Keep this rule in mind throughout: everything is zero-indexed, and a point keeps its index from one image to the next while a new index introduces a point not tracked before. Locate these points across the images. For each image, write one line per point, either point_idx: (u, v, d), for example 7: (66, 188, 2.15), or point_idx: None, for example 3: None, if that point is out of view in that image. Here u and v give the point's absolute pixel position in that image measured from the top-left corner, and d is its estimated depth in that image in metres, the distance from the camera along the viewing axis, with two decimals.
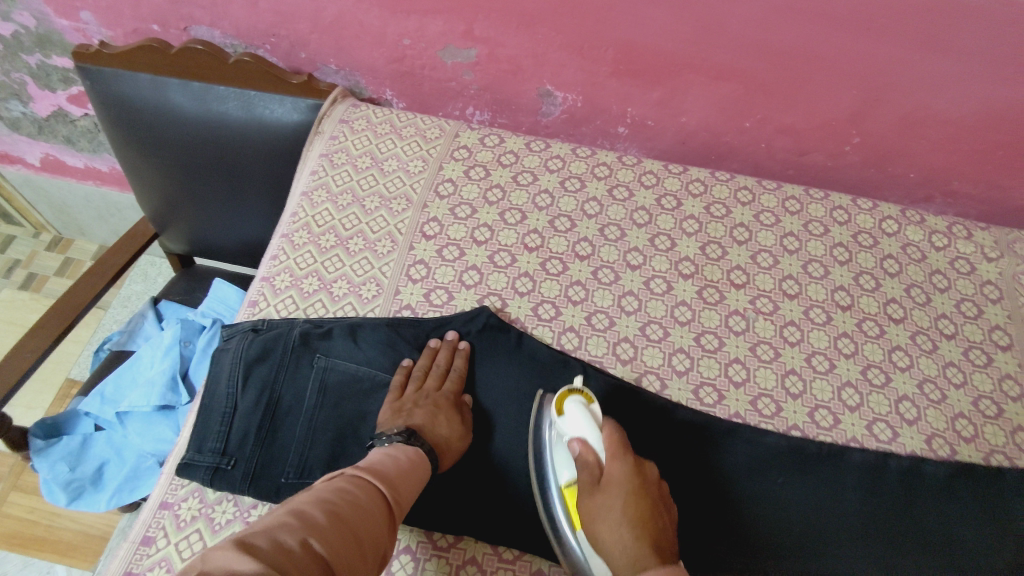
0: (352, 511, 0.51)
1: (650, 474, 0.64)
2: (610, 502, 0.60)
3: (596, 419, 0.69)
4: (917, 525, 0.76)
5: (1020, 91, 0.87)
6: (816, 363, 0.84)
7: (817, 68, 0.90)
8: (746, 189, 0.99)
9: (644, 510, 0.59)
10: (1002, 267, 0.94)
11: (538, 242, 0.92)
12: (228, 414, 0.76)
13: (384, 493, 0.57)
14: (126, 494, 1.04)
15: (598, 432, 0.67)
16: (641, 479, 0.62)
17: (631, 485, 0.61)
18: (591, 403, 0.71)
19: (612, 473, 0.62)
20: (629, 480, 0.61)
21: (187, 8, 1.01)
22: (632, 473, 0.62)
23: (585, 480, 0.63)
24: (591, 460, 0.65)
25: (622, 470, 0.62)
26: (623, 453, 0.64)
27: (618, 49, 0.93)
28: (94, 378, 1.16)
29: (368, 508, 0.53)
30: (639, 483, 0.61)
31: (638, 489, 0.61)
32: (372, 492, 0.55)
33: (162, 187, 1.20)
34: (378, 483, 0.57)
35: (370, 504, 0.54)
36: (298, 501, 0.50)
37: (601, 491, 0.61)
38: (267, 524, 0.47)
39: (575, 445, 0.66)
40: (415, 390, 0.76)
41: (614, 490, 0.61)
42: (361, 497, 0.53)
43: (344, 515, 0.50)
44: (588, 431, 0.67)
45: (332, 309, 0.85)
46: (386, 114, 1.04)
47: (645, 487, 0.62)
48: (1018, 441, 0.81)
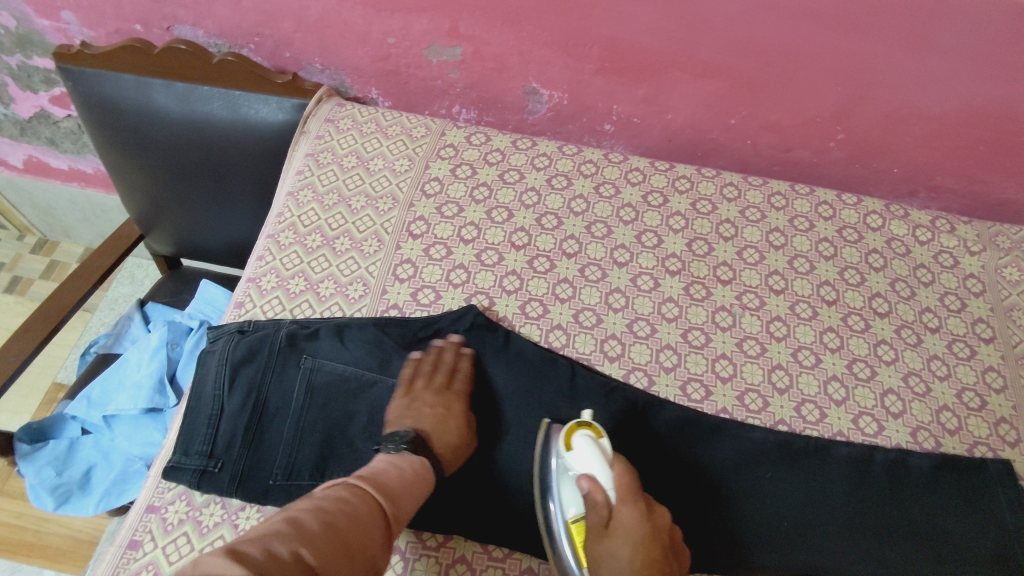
0: (349, 522, 0.53)
1: (660, 517, 0.65)
2: (617, 549, 0.62)
3: (605, 454, 0.68)
4: (904, 517, 0.76)
5: (1000, 86, 0.88)
6: (802, 358, 0.85)
7: (800, 64, 0.90)
8: (732, 185, 1.00)
9: (652, 559, 0.61)
10: (984, 260, 0.95)
11: (525, 240, 0.92)
12: (215, 416, 0.76)
13: (386, 505, 0.57)
14: (114, 497, 1.03)
15: (610, 470, 0.66)
16: (650, 525, 0.63)
17: (641, 532, 0.62)
18: (600, 438, 0.70)
19: (622, 518, 0.63)
20: (638, 527, 0.63)
21: (170, 7, 1.00)
22: (642, 518, 0.63)
23: (594, 521, 0.64)
24: (600, 499, 0.65)
25: (631, 515, 0.63)
26: (632, 496, 0.65)
27: (603, 47, 0.94)
28: (80, 381, 1.15)
29: (366, 519, 0.54)
30: (648, 531, 0.63)
31: (647, 539, 0.62)
32: (373, 503, 0.56)
33: (147, 188, 1.19)
34: (380, 494, 0.58)
35: (368, 515, 0.55)
36: (296, 510, 0.52)
37: (609, 535, 0.63)
38: (263, 531, 0.49)
39: (583, 483, 0.66)
40: (425, 385, 0.76)
41: (623, 537, 0.62)
42: (359, 506, 0.55)
43: (338, 526, 0.52)
44: (598, 469, 0.66)
45: (319, 309, 0.85)
46: (371, 113, 1.04)
47: (654, 533, 0.63)
48: (1002, 433, 0.82)
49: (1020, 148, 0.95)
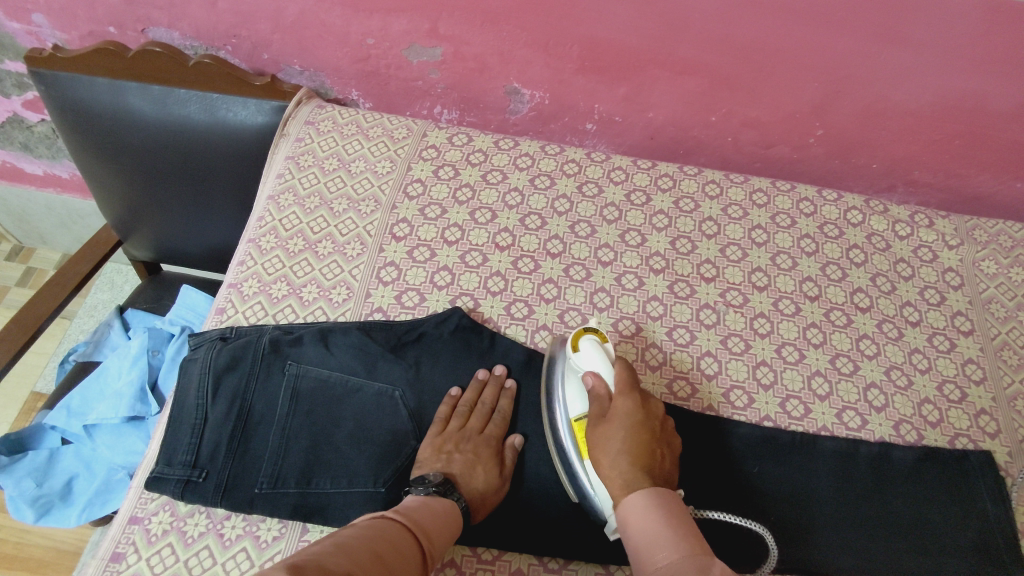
0: (391, 554, 0.52)
1: (656, 408, 0.69)
2: (612, 432, 0.66)
3: (610, 357, 0.73)
4: (889, 510, 0.77)
5: (974, 82, 0.89)
6: (786, 353, 0.85)
7: (779, 61, 0.91)
8: (714, 183, 1.00)
9: (644, 440, 0.66)
10: (962, 254, 0.96)
11: (509, 241, 0.92)
12: (198, 426, 0.75)
13: (421, 544, 0.56)
14: (97, 507, 1.01)
15: (613, 368, 0.71)
16: (645, 412, 0.68)
17: (636, 418, 0.67)
18: (605, 343, 0.75)
19: (619, 406, 0.68)
20: (633, 414, 0.67)
21: (144, 8, 0.98)
22: (638, 409, 0.67)
23: (593, 411, 0.69)
24: (602, 392, 0.69)
25: (628, 404, 0.68)
26: (631, 389, 0.69)
27: (583, 46, 0.94)
28: (59, 390, 1.13)
29: (405, 551, 0.53)
30: (642, 417, 0.67)
31: (642, 424, 0.67)
32: (409, 539, 0.55)
33: (125, 194, 1.18)
34: (414, 532, 0.57)
35: (406, 551, 0.54)
36: (343, 535, 0.51)
37: (607, 421, 0.67)
38: (313, 552, 0.48)
39: (589, 379, 0.70)
40: (458, 428, 0.75)
41: (619, 422, 0.67)
42: (400, 541, 0.54)
43: (384, 556, 0.50)
44: (603, 369, 0.71)
45: (302, 314, 0.84)
46: (352, 114, 1.03)
47: (648, 419, 0.68)
48: (982, 424, 0.83)
49: (994, 143, 0.97)
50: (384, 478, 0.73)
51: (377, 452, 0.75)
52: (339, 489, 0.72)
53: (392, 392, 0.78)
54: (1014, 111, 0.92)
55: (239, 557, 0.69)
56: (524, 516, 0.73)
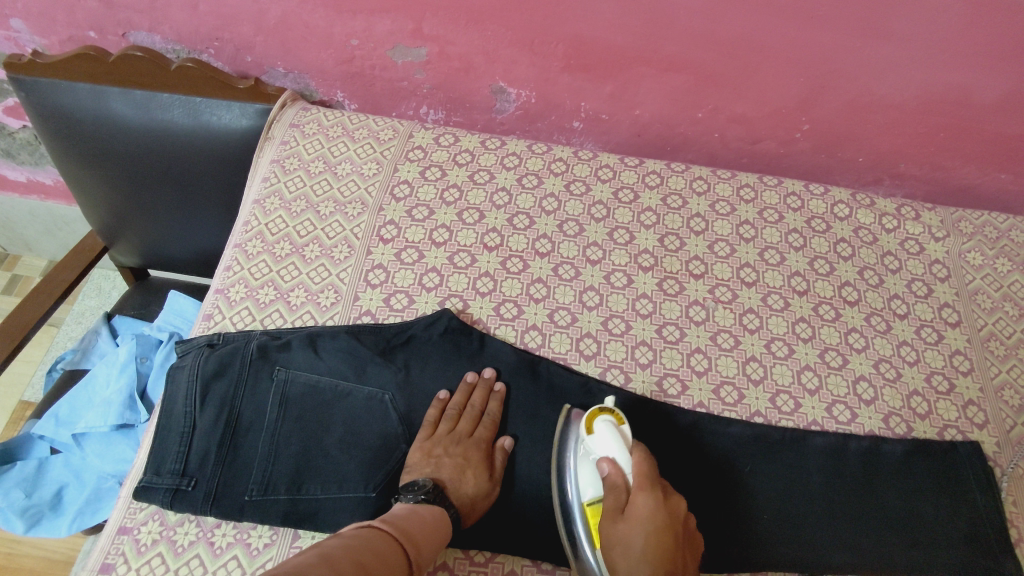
0: (377, 563, 0.51)
1: (679, 507, 0.64)
2: (631, 536, 0.60)
3: (626, 440, 0.69)
4: (879, 504, 0.77)
5: (957, 75, 0.89)
6: (775, 349, 0.86)
7: (764, 57, 0.91)
8: (701, 179, 1.00)
9: (667, 547, 0.59)
10: (948, 245, 0.97)
11: (497, 241, 0.92)
12: (187, 433, 0.74)
13: (407, 551, 0.56)
14: (88, 516, 1.00)
15: (630, 456, 0.67)
16: (668, 514, 0.62)
17: (658, 521, 0.60)
18: (621, 425, 0.71)
19: (639, 504, 0.62)
20: (655, 516, 0.61)
21: (124, 12, 0.97)
22: (659, 507, 0.61)
23: (610, 505, 0.64)
24: (619, 482, 0.65)
25: (649, 503, 0.62)
26: (650, 484, 0.63)
27: (568, 44, 0.93)
28: (47, 399, 1.12)
29: (390, 561, 0.53)
30: (665, 520, 0.61)
31: (665, 529, 0.60)
32: (395, 547, 0.55)
33: (109, 200, 1.16)
34: (400, 539, 0.56)
35: (392, 559, 0.53)
36: (328, 546, 0.50)
37: (625, 519, 0.62)
38: (298, 563, 0.47)
39: (604, 466, 0.66)
40: (447, 431, 0.75)
41: (639, 523, 0.60)
42: (385, 550, 0.54)
43: (369, 567, 0.50)
44: (619, 455, 0.67)
45: (290, 319, 0.84)
46: (337, 117, 1.02)
47: (671, 522, 0.61)
48: (970, 415, 0.83)
49: (979, 135, 0.97)
50: (375, 483, 0.73)
51: (368, 457, 0.74)
52: (329, 495, 0.72)
53: (382, 396, 0.78)
54: (997, 103, 0.92)
55: (231, 565, 0.68)
56: (512, 523, 0.73)
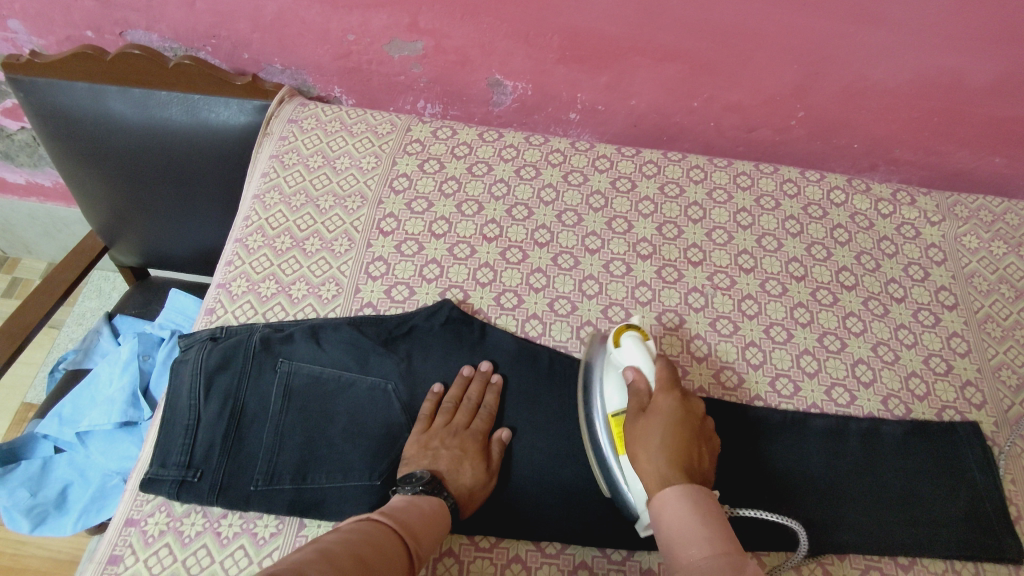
0: (375, 556, 0.52)
1: (697, 408, 0.69)
2: (652, 427, 0.65)
3: (651, 352, 0.72)
4: (879, 482, 0.78)
5: (949, 59, 0.90)
6: (774, 334, 0.86)
7: (757, 45, 0.92)
8: (698, 167, 1.01)
9: (683, 438, 0.64)
10: (944, 229, 0.98)
11: (496, 232, 0.92)
12: (191, 426, 0.75)
13: (406, 543, 0.57)
14: (93, 514, 1.00)
15: (654, 364, 0.70)
16: (687, 412, 0.67)
17: (676, 417, 0.66)
18: (647, 339, 0.74)
19: (661, 403, 0.67)
20: (674, 413, 0.66)
21: (120, 11, 0.98)
22: (678, 407, 0.67)
23: (633, 406, 0.68)
24: (642, 387, 0.69)
25: (670, 402, 0.67)
26: (672, 387, 0.68)
27: (563, 36, 0.94)
28: (50, 399, 1.13)
29: (390, 555, 0.53)
30: (683, 416, 0.66)
31: (682, 423, 0.65)
32: (394, 540, 0.55)
33: (108, 199, 1.17)
34: (399, 532, 0.57)
35: (391, 552, 0.54)
36: (327, 542, 0.51)
37: (647, 415, 0.66)
38: (296, 560, 0.48)
39: (628, 374, 0.70)
40: (444, 424, 0.75)
41: (659, 417, 0.66)
42: (384, 543, 0.54)
43: (368, 561, 0.51)
44: (644, 364, 0.70)
45: (292, 312, 0.84)
46: (335, 112, 1.03)
47: (689, 419, 0.66)
48: (968, 396, 0.84)
49: (973, 119, 0.98)
50: (379, 472, 0.74)
51: (372, 446, 0.75)
52: (334, 484, 0.72)
53: (385, 386, 0.79)
54: (991, 87, 0.93)
55: (238, 554, 0.69)
56: (514, 510, 0.74)
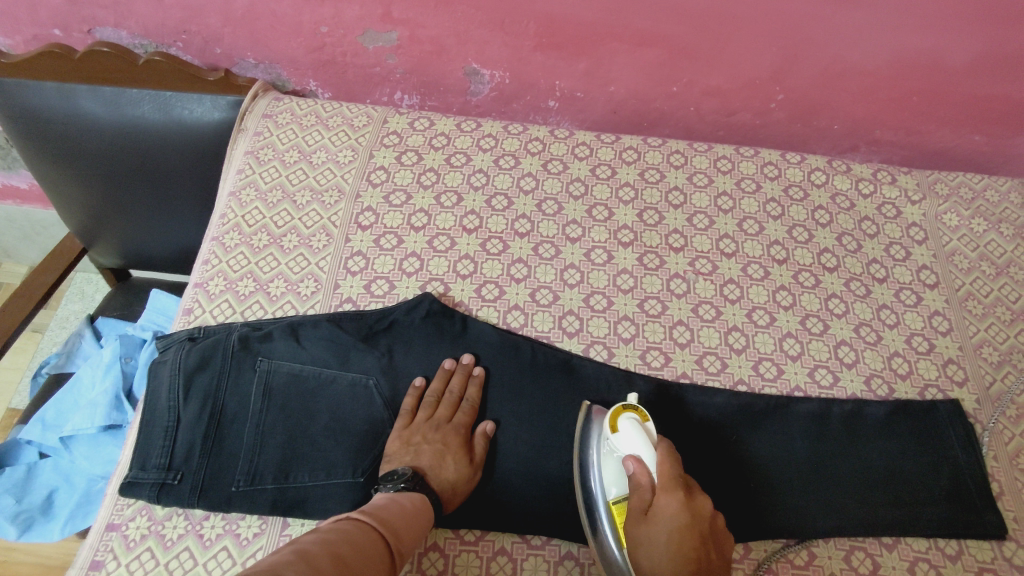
0: (354, 555, 0.51)
1: (705, 505, 0.63)
2: (654, 536, 0.61)
3: (651, 437, 0.68)
4: (862, 461, 0.78)
5: (928, 38, 0.89)
6: (756, 318, 0.86)
7: (735, 28, 0.91)
8: (678, 152, 1.00)
9: (690, 549, 0.59)
10: (925, 208, 0.97)
11: (476, 224, 0.91)
12: (171, 428, 0.74)
13: (387, 541, 0.56)
14: (80, 519, 0.99)
15: (655, 454, 0.66)
16: (693, 514, 0.61)
17: (681, 523, 0.61)
18: (646, 422, 0.69)
19: (663, 506, 0.62)
20: (678, 518, 0.61)
21: (88, 8, 0.96)
22: (683, 509, 0.61)
23: (635, 505, 0.63)
24: (643, 482, 0.64)
25: (672, 504, 0.61)
26: (676, 484, 0.63)
27: (539, 23, 0.93)
28: (33, 405, 1.12)
29: (370, 554, 0.53)
30: (688, 521, 0.61)
31: (688, 529, 0.60)
32: (374, 538, 0.55)
33: (84, 202, 1.15)
34: (380, 530, 0.57)
35: (371, 549, 0.54)
36: (305, 542, 0.50)
37: (649, 521, 0.62)
38: (273, 563, 0.47)
39: (630, 464, 0.66)
40: (425, 419, 0.75)
41: (662, 524, 0.61)
42: (364, 542, 0.54)
43: (347, 560, 0.50)
44: (645, 452, 0.66)
45: (270, 310, 0.83)
46: (310, 106, 1.01)
47: (695, 523, 0.61)
48: (950, 374, 0.84)
49: (952, 97, 0.97)
50: (362, 469, 0.73)
51: (355, 443, 0.74)
52: (317, 482, 0.72)
53: (366, 381, 0.78)
54: (969, 64, 0.92)
55: (221, 556, 0.68)
56: (497, 504, 0.73)
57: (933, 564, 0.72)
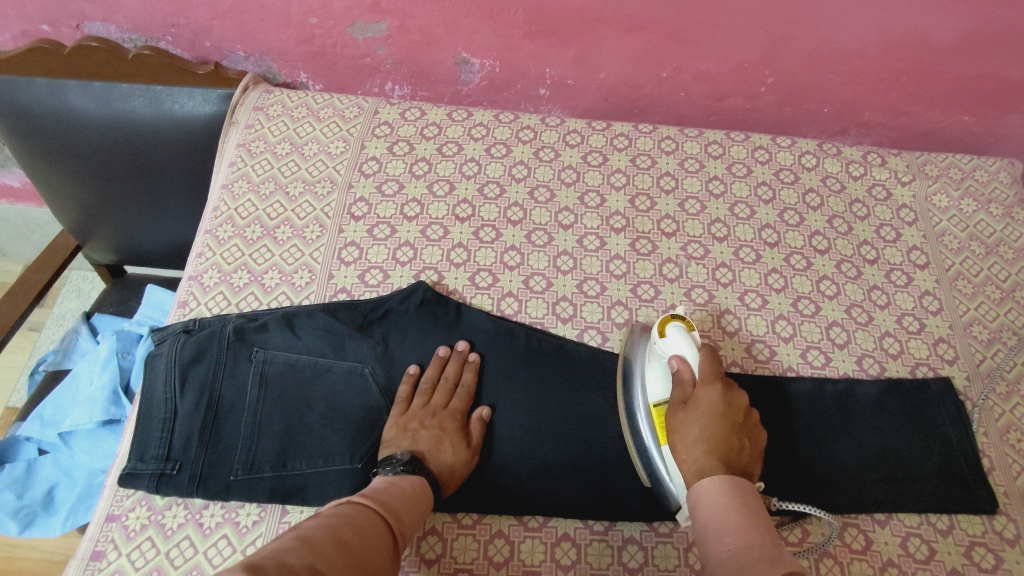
0: (356, 538, 0.52)
1: (742, 401, 0.67)
2: (692, 420, 0.64)
3: (695, 343, 0.71)
4: (855, 441, 0.79)
5: (916, 18, 0.90)
6: (748, 300, 0.87)
7: (723, 11, 0.91)
8: (669, 138, 1.00)
9: (725, 432, 0.63)
10: (915, 190, 0.98)
11: (469, 212, 0.92)
12: (169, 419, 0.75)
13: (388, 522, 0.57)
14: (82, 513, 1.00)
15: (699, 354, 0.70)
16: (729, 405, 0.65)
17: (718, 409, 0.64)
18: (691, 331, 0.73)
19: (702, 395, 0.66)
20: (716, 404, 0.65)
21: (75, 3, 0.96)
22: (721, 398, 0.65)
23: (676, 397, 0.68)
24: (686, 378, 0.68)
25: (711, 394, 0.66)
26: (716, 379, 0.67)
27: (527, 10, 0.93)
28: (31, 402, 1.12)
29: (371, 535, 0.54)
30: (725, 409, 0.65)
31: (723, 414, 0.64)
32: (374, 521, 0.56)
33: (77, 197, 1.15)
34: (381, 511, 0.57)
35: (372, 532, 0.54)
36: (306, 528, 0.51)
37: (688, 408, 0.66)
38: (277, 548, 0.47)
39: (674, 363, 0.69)
40: (422, 405, 0.75)
41: (698, 410, 0.65)
42: (365, 523, 0.54)
43: (350, 543, 0.51)
44: (688, 354, 0.70)
45: (266, 301, 0.84)
46: (301, 97, 1.01)
47: (731, 411, 0.65)
48: (940, 352, 0.85)
49: (940, 77, 0.98)
50: (359, 455, 0.74)
51: (352, 430, 0.75)
52: (315, 469, 0.73)
53: (362, 369, 0.79)
54: (957, 44, 0.93)
55: (221, 544, 0.69)
56: (493, 489, 0.74)
57: (925, 539, 0.73)
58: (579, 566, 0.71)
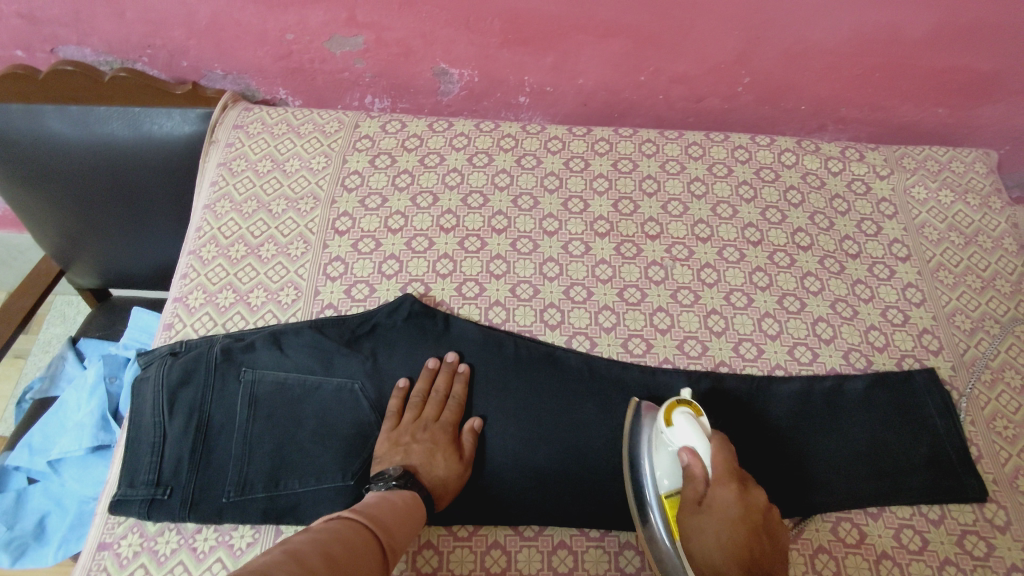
0: (346, 554, 0.52)
1: (760, 497, 0.65)
2: (707, 525, 0.64)
3: (705, 430, 0.69)
4: (845, 437, 0.79)
5: (887, 14, 0.91)
6: (734, 300, 0.87)
7: (697, 13, 0.91)
8: (650, 141, 1.01)
9: (742, 539, 0.62)
10: (893, 183, 0.99)
11: (453, 223, 0.92)
12: (158, 443, 0.75)
13: (378, 537, 0.57)
14: (74, 542, 0.99)
15: (709, 445, 0.68)
16: (746, 508, 0.64)
17: (734, 513, 0.63)
18: (700, 416, 0.71)
19: (716, 497, 0.65)
20: (731, 507, 0.64)
21: (49, 27, 0.95)
22: (737, 501, 0.64)
23: (689, 494, 0.66)
24: (697, 473, 0.66)
25: (726, 495, 0.64)
26: (729, 476, 0.66)
27: (504, 19, 0.93)
28: (18, 431, 1.11)
29: (361, 551, 0.53)
30: (742, 513, 0.63)
31: (740, 520, 0.63)
32: (364, 535, 0.55)
33: (58, 223, 1.14)
34: (371, 526, 0.57)
35: (361, 546, 0.54)
36: (295, 543, 0.50)
37: (703, 511, 0.65)
38: (265, 563, 0.47)
39: (683, 455, 0.67)
40: (413, 419, 0.75)
41: (716, 515, 0.64)
42: (355, 540, 0.54)
43: (339, 559, 0.50)
44: (698, 444, 0.68)
45: (252, 320, 0.84)
46: (280, 114, 1.01)
47: (749, 514, 0.63)
48: (925, 343, 0.86)
49: (913, 71, 0.99)
50: (352, 471, 0.73)
51: (344, 447, 0.75)
52: (308, 488, 0.72)
53: (351, 386, 0.78)
54: (928, 37, 0.94)
55: (216, 567, 0.68)
56: (487, 500, 0.74)
57: (917, 530, 0.74)
58: (577, 573, 0.71)
